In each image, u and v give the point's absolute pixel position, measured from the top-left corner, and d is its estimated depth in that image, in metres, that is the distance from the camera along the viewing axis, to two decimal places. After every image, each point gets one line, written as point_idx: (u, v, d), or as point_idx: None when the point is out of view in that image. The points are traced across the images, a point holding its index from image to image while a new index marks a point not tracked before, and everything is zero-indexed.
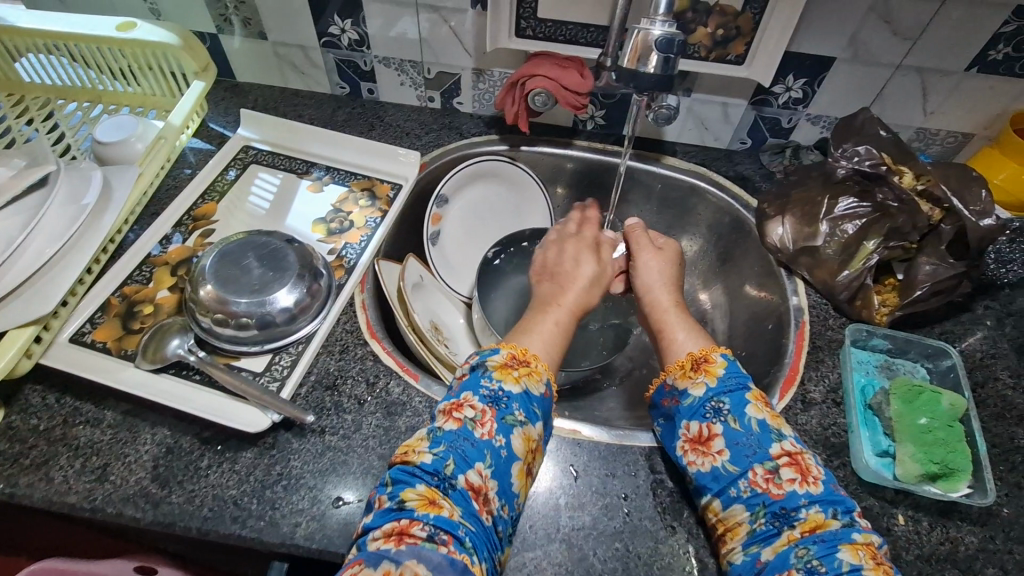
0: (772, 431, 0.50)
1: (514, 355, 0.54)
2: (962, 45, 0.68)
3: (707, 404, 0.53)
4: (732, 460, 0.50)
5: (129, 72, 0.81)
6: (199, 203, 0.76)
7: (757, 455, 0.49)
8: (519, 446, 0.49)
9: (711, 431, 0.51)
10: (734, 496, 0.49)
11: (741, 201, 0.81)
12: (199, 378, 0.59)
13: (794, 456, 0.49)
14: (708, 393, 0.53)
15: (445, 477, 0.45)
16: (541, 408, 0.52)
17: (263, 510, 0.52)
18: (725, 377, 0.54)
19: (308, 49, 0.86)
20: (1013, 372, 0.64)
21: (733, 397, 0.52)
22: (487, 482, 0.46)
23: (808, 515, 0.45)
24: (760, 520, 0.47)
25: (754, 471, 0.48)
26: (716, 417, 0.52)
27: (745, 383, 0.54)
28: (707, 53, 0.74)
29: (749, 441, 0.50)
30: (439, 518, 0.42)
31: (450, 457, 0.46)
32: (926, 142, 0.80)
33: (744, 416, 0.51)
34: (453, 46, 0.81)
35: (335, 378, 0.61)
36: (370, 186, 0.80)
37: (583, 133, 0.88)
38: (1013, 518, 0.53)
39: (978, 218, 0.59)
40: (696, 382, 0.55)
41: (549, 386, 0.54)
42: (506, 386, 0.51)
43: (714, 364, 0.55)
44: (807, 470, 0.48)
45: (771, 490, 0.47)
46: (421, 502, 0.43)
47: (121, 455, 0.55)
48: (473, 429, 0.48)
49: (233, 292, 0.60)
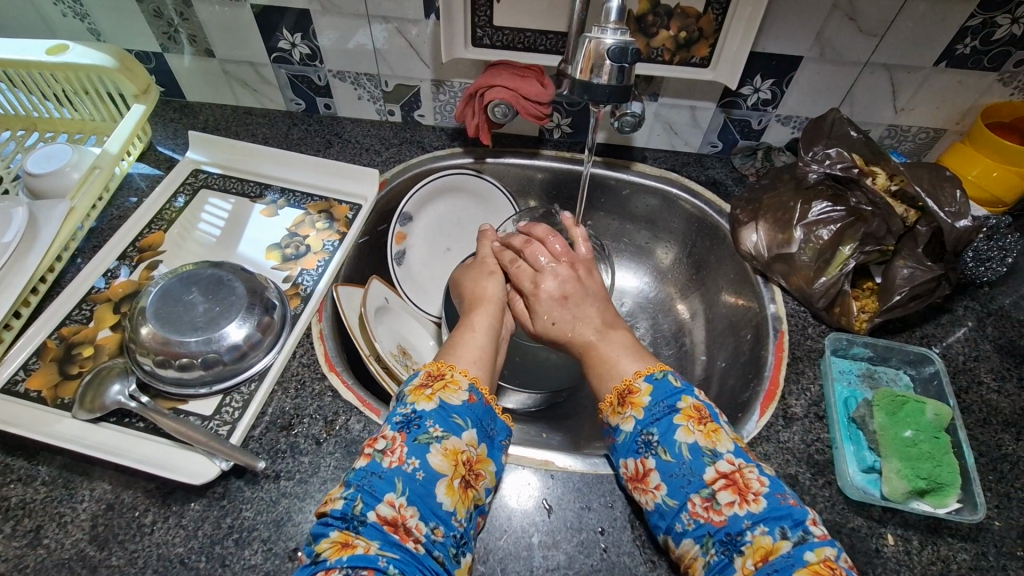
0: (704, 453, 0.47)
1: (429, 374, 0.52)
2: (929, 40, 0.67)
3: (638, 438, 0.50)
4: (670, 493, 0.47)
5: (64, 97, 0.77)
6: (145, 233, 0.72)
7: (692, 485, 0.47)
8: (440, 463, 0.46)
9: (646, 466, 0.49)
10: (681, 531, 0.46)
11: (714, 206, 0.79)
12: (142, 426, 0.55)
13: (730, 476, 0.46)
14: (637, 426, 0.51)
15: (354, 516, 0.43)
16: (461, 416, 0.49)
17: (212, 568, 0.47)
18: (652, 405, 0.51)
19: (259, 66, 0.82)
20: (996, 374, 0.62)
21: (660, 426, 0.50)
22: (404, 511, 0.44)
23: (754, 539, 0.43)
24: (711, 552, 0.44)
25: (692, 502, 0.46)
26: (648, 450, 0.49)
27: (674, 405, 0.51)
28: (671, 56, 0.72)
29: (683, 471, 0.47)
30: (353, 558, 0.40)
31: (358, 496, 0.44)
32: (898, 139, 0.79)
33: (674, 444, 0.48)
34: (410, 58, 0.78)
35: (290, 417, 0.56)
36: (327, 207, 0.76)
37: (550, 142, 0.85)
38: (1004, 532, 0.51)
39: (953, 220, 0.57)
40: (624, 417, 0.52)
41: (472, 390, 0.51)
42: (418, 406, 0.49)
43: (639, 394, 0.52)
44: (746, 487, 0.45)
45: (713, 518, 0.45)
46: (334, 548, 0.41)
47: (57, 515, 0.50)
48: (381, 461, 0.46)
49: (175, 331, 0.56)
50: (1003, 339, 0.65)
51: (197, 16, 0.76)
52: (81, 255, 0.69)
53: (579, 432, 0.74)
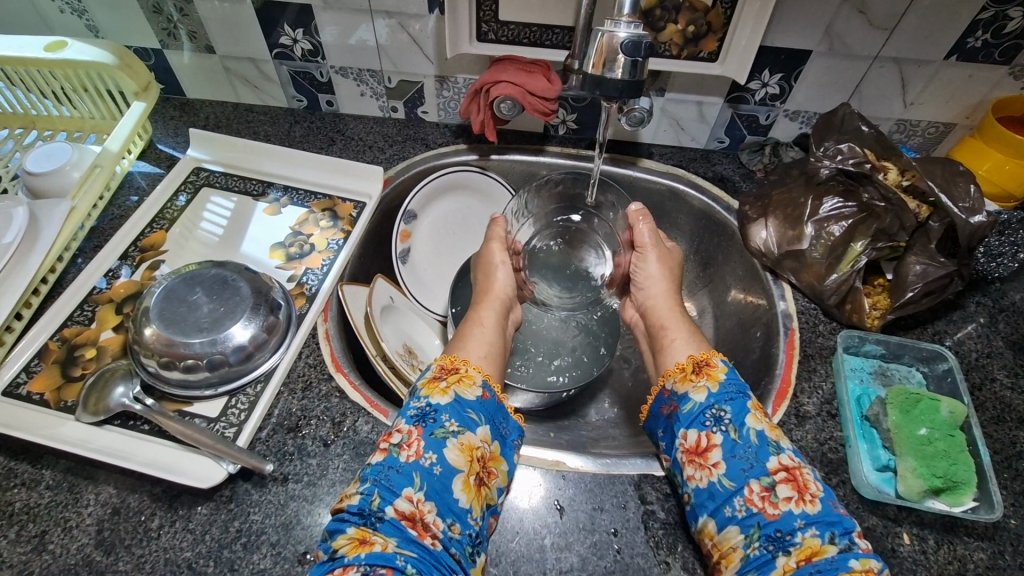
0: (770, 443, 0.48)
1: (443, 367, 0.52)
2: (940, 34, 0.66)
3: (707, 412, 0.51)
4: (729, 475, 0.47)
5: (63, 94, 0.76)
6: (147, 232, 0.71)
7: (753, 471, 0.46)
8: (457, 458, 0.45)
9: (710, 442, 0.49)
10: (729, 516, 0.45)
11: (721, 203, 0.78)
12: (147, 429, 0.54)
13: (791, 471, 0.46)
14: (709, 398, 0.51)
15: (372, 512, 0.42)
16: (475, 411, 0.49)
17: (221, 573, 0.47)
18: (726, 382, 0.52)
19: (260, 62, 0.81)
20: (1009, 371, 0.61)
21: (734, 405, 0.50)
22: (422, 506, 0.43)
23: (803, 540, 0.42)
24: (754, 544, 0.44)
25: (750, 488, 0.45)
26: (716, 425, 0.49)
27: (745, 392, 0.51)
28: (678, 51, 0.71)
29: (747, 454, 0.47)
30: (371, 555, 0.39)
31: (375, 490, 0.43)
32: (906, 134, 0.78)
33: (744, 426, 0.49)
34: (413, 53, 0.77)
35: (297, 419, 0.56)
36: (331, 206, 0.75)
37: (555, 138, 0.85)
38: (1021, 531, 0.50)
39: (968, 216, 0.56)
40: (697, 386, 0.52)
41: (484, 386, 0.51)
42: (432, 399, 0.48)
43: (716, 369, 0.53)
44: (804, 486, 0.45)
45: (766, 510, 0.44)
46: (351, 545, 0.40)
47: (62, 519, 0.49)
48: (398, 455, 0.45)
49: (180, 332, 0.55)
50: (1015, 336, 0.64)
51: (197, 12, 0.75)
52: (82, 256, 0.68)
53: (588, 431, 0.73)
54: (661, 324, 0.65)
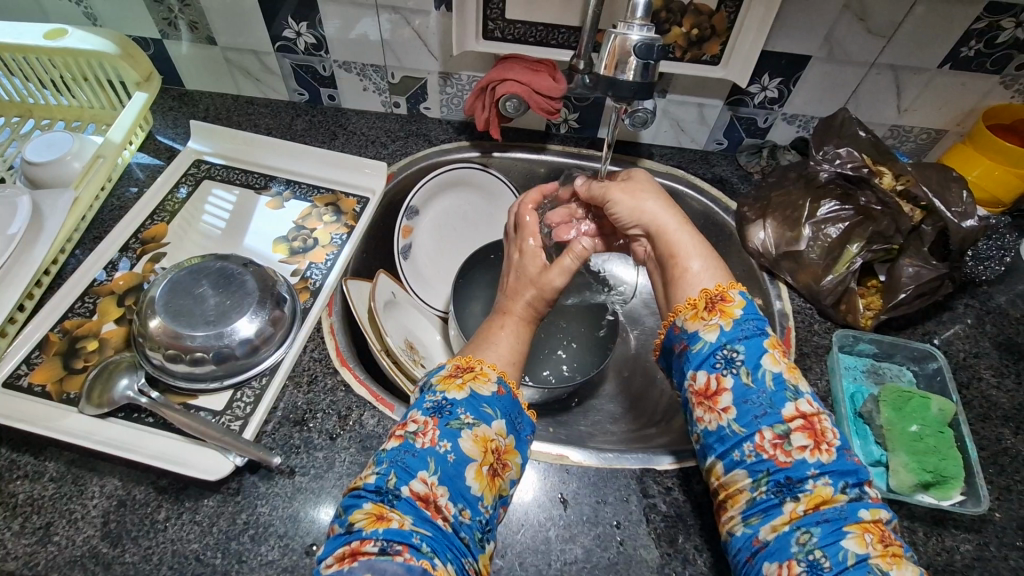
0: (787, 389, 0.46)
1: (458, 366, 0.50)
2: (934, 43, 0.68)
3: (718, 352, 0.48)
4: (739, 419, 0.46)
5: (62, 83, 0.75)
6: (148, 224, 0.70)
7: (767, 418, 0.45)
8: (470, 448, 0.44)
9: (720, 385, 0.47)
10: (737, 460, 0.45)
11: (720, 204, 0.79)
12: (152, 421, 0.54)
13: (808, 419, 0.45)
14: (722, 338, 0.48)
15: (388, 490, 0.42)
16: (491, 406, 0.47)
17: (229, 564, 0.47)
18: (742, 320, 0.49)
19: (262, 55, 0.80)
20: (995, 371, 0.64)
21: (748, 345, 0.47)
22: (436, 489, 0.42)
23: (814, 488, 0.42)
24: (761, 488, 0.44)
25: (761, 435, 0.44)
26: (727, 368, 0.47)
27: (763, 329, 0.48)
28: (682, 53, 0.72)
29: (759, 400, 0.45)
30: (390, 531, 0.39)
31: (391, 471, 0.43)
32: (900, 139, 0.80)
33: (757, 369, 0.46)
34: (417, 49, 0.77)
35: (303, 412, 0.56)
36: (334, 200, 0.75)
37: (556, 137, 0.85)
38: (1004, 523, 0.52)
39: (960, 220, 0.59)
40: (709, 324, 0.49)
41: (501, 383, 0.49)
42: (448, 394, 0.47)
43: (731, 304, 0.49)
44: (821, 435, 0.44)
45: (777, 457, 0.44)
46: (369, 519, 0.40)
47: (66, 512, 0.49)
48: (413, 441, 0.44)
49: (186, 325, 0.55)
50: (1001, 337, 0.67)
51: (200, 3, 0.75)
52: (82, 248, 0.67)
53: (586, 427, 0.75)
54: (672, 249, 0.54)
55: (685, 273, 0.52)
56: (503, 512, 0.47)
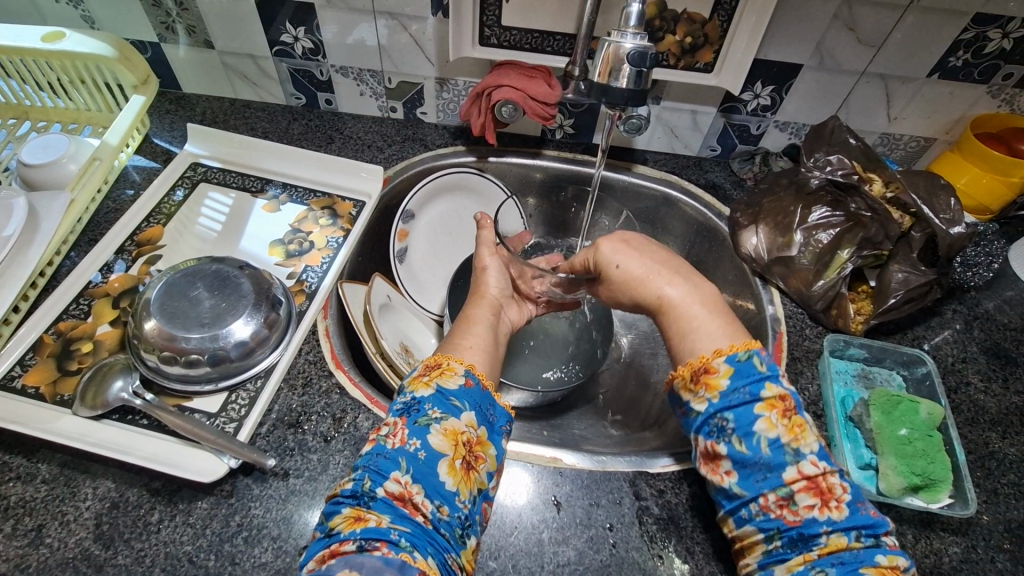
0: (786, 451, 0.44)
1: (427, 364, 0.52)
2: (923, 52, 0.69)
3: (710, 421, 0.47)
4: (741, 483, 0.46)
5: (59, 85, 0.75)
6: (143, 226, 0.70)
7: (768, 481, 0.44)
8: (440, 443, 0.45)
9: (717, 451, 0.47)
10: (746, 517, 0.46)
11: (713, 209, 0.80)
12: (146, 423, 0.54)
13: (813, 478, 0.43)
14: (710, 409, 0.47)
15: (364, 493, 0.42)
16: (458, 399, 0.48)
17: (222, 566, 0.47)
18: (730, 390, 0.47)
19: (260, 59, 0.81)
20: (982, 375, 0.64)
21: (737, 414, 0.46)
22: (410, 488, 0.43)
23: (828, 540, 0.42)
24: (775, 543, 0.44)
25: (765, 497, 0.44)
26: (720, 438, 0.47)
27: (756, 393, 0.46)
28: (676, 61, 0.73)
29: (758, 466, 0.45)
30: (367, 530, 0.40)
31: (366, 475, 0.43)
32: (890, 147, 0.81)
33: (750, 437, 0.45)
34: (415, 55, 0.77)
35: (298, 415, 0.56)
36: (330, 204, 0.76)
37: (552, 142, 0.86)
38: (992, 526, 0.53)
39: (948, 227, 0.59)
40: (697, 397, 0.49)
41: (469, 375, 0.51)
42: (416, 393, 0.49)
43: (717, 376, 0.48)
44: (829, 492, 0.43)
45: (786, 516, 0.43)
46: (347, 522, 0.41)
47: (59, 514, 0.49)
48: (385, 443, 0.45)
49: (181, 327, 0.55)
50: (989, 342, 0.68)
51: (198, 7, 0.75)
52: (77, 250, 0.67)
53: (580, 430, 0.75)
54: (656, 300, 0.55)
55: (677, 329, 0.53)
56: (485, 507, 0.47)
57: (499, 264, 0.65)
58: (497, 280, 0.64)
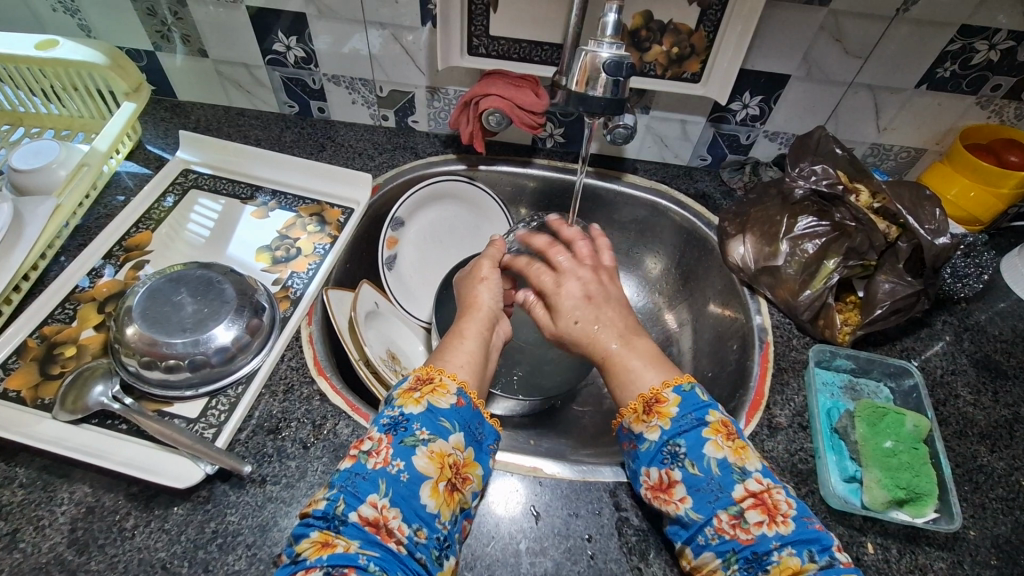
0: (734, 470, 0.46)
1: (419, 377, 0.52)
2: (911, 63, 0.69)
3: (663, 449, 0.49)
4: (695, 507, 0.46)
5: (52, 92, 0.76)
6: (133, 232, 0.71)
7: (720, 501, 0.46)
8: (425, 465, 0.46)
9: (671, 478, 0.48)
10: (703, 544, 0.46)
11: (702, 218, 0.80)
12: (125, 428, 0.54)
13: (759, 495, 0.45)
14: (663, 436, 0.49)
15: (335, 516, 0.43)
16: (448, 420, 0.49)
17: (195, 573, 0.47)
18: (679, 416, 0.49)
19: (253, 68, 0.82)
20: (972, 388, 0.64)
21: (689, 439, 0.48)
22: (386, 512, 0.43)
23: (780, 559, 0.42)
24: (733, 568, 0.44)
25: (718, 518, 0.45)
26: (673, 462, 0.48)
27: (702, 417, 0.49)
28: (663, 71, 0.73)
29: (711, 487, 0.46)
30: (334, 557, 0.40)
31: (341, 496, 0.44)
32: (880, 157, 0.81)
33: (701, 458, 0.47)
34: (405, 64, 0.78)
35: (277, 421, 0.56)
36: (319, 211, 0.76)
37: (542, 151, 0.86)
38: (978, 541, 0.52)
39: (932, 237, 0.59)
40: (649, 426, 0.50)
41: (461, 394, 0.51)
42: (405, 409, 0.49)
43: (667, 404, 0.50)
44: (775, 507, 0.44)
45: (740, 535, 0.44)
46: (314, 548, 0.41)
47: (35, 518, 0.48)
48: (366, 462, 0.46)
49: (162, 332, 0.55)
50: (979, 354, 0.67)
51: (192, 15, 0.76)
52: (65, 254, 0.68)
53: (567, 439, 0.74)
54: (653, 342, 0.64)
55: None
56: (465, 525, 0.48)
57: (491, 279, 0.65)
58: (490, 292, 0.64)
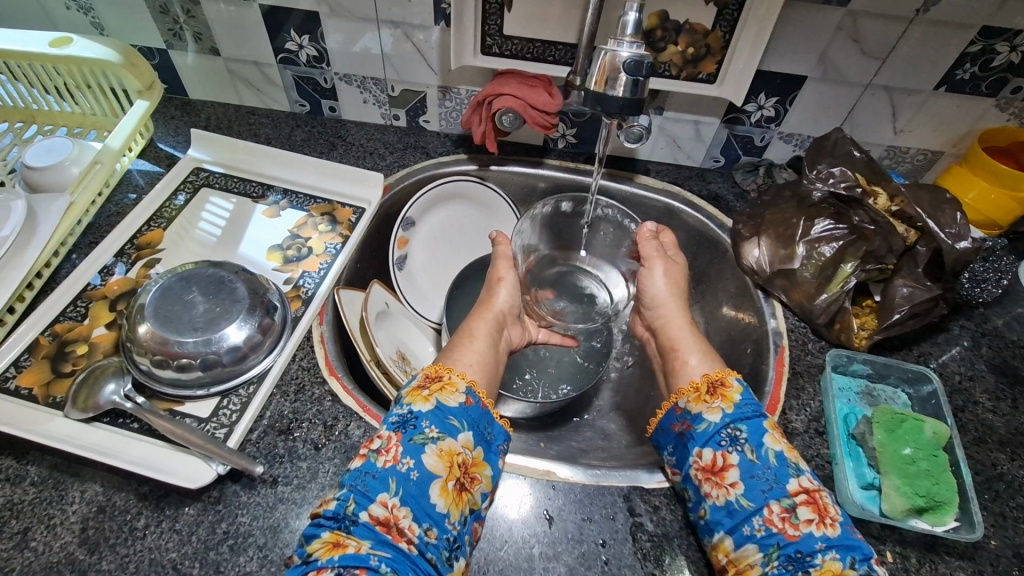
0: (789, 465, 0.49)
1: (427, 375, 0.52)
2: (929, 65, 0.68)
3: (723, 431, 0.52)
4: (747, 494, 0.48)
5: (65, 90, 0.76)
6: (145, 230, 0.71)
7: (773, 492, 0.47)
8: (435, 464, 0.46)
9: (727, 461, 0.50)
10: (747, 534, 0.47)
11: (715, 221, 0.79)
12: (136, 427, 0.54)
13: (812, 493, 0.47)
14: (724, 419, 0.52)
15: (346, 516, 0.42)
16: (457, 418, 0.49)
17: (207, 574, 0.46)
18: (741, 404, 0.53)
19: (264, 66, 0.82)
20: (990, 394, 0.63)
21: (750, 425, 0.51)
22: (397, 512, 0.43)
23: (824, 561, 0.44)
24: (773, 563, 0.45)
25: (769, 508, 0.47)
26: (732, 446, 0.51)
27: (761, 411, 0.53)
28: (678, 71, 0.73)
29: (765, 475, 0.48)
30: (345, 557, 0.39)
31: (351, 496, 0.43)
32: (896, 160, 0.80)
33: (761, 446, 0.50)
34: (417, 63, 0.78)
35: (289, 421, 0.56)
36: (330, 210, 0.76)
37: (554, 151, 0.86)
38: (999, 551, 0.51)
39: (953, 241, 0.58)
40: (712, 407, 0.54)
41: (469, 393, 0.52)
42: (414, 406, 0.49)
43: (731, 389, 0.54)
44: (825, 509, 0.46)
45: (787, 530, 0.46)
46: (325, 548, 0.41)
47: (45, 517, 0.48)
48: (375, 461, 0.46)
49: (174, 331, 0.55)
50: (997, 360, 0.66)
51: (204, 13, 0.76)
52: (77, 252, 0.68)
53: (578, 442, 0.73)
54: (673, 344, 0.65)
55: (683, 365, 0.61)
56: (477, 527, 0.47)
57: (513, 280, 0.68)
58: (508, 293, 0.67)
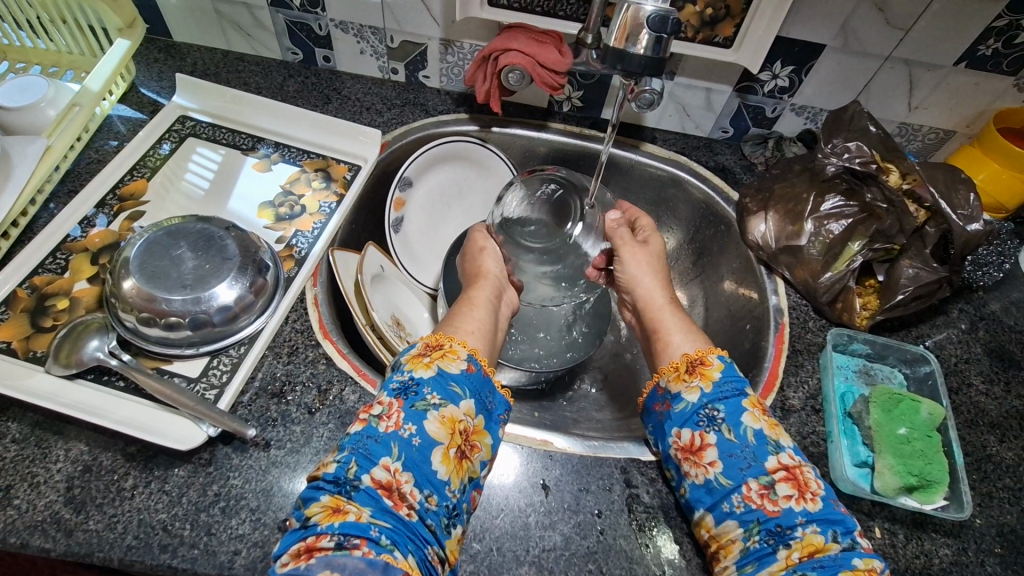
0: (768, 442, 0.48)
1: (427, 344, 0.51)
2: (953, 39, 0.66)
3: (700, 411, 0.51)
4: (726, 472, 0.48)
5: (38, 25, 0.71)
6: (127, 180, 0.67)
7: (751, 470, 0.47)
8: (436, 430, 0.45)
9: (704, 441, 0.49)
10: (727, 511, 0.47)
11: (721, 194, 0.77)
12: (122, 385, 0.52)
13: (791, 470, 0.47)
14: (702, 398, 0.51)
15: (347, 481, 0.41)
16: (459, 385, 0.48)
17: (198, 536, 0.45)
18: (720, 382, 0.52)
19: (254, 8, 0.76)
20: (985, 377, 0.63)
21: (728, 404, 0.50)
22: (399, 476, 0.43)
23: (805, 535, 0.44)
24: (753, 538, 0.45)
25: (748, 486, 0.46)
26: (710, 425, 0.50)
27: (741, 389, 0.52)
28: (694, 33, 0.69)
29: (744, 453, 0.48)
30: (346, 525, 0.39)
31: (353, 459, 0.43)
32: (907, 137, 0.78)
33: (739, 426, 0.49)
34: (419, 13, 0.73)
35: (282, 384, 0.54)
36: (324, 166, 0.72)
37: (558, 115, 0.82)
38: (984, 530, 0.52)
39: (965, 223, 0.58)
40: (691, 386, 0.53)
41: (471, 360, 0.51)
42: (415, 373, 0.48)
43: (710, 368, 0.53)
44: (805, 484, 0.46)
45: (766, 506, 0.45)
46: (325, 513, 0.40)
47: (29, 475, 0.47)
48: (377, 425, 0.45)
49: (162, 287, 0.53)
50: (993, 343, 0.66)
51: None
52: (55, 201, 0.64)
53: (571, 412, 0.73)
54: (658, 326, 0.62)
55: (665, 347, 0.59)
56: (474, 495, 0.47)
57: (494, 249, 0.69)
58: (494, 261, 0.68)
